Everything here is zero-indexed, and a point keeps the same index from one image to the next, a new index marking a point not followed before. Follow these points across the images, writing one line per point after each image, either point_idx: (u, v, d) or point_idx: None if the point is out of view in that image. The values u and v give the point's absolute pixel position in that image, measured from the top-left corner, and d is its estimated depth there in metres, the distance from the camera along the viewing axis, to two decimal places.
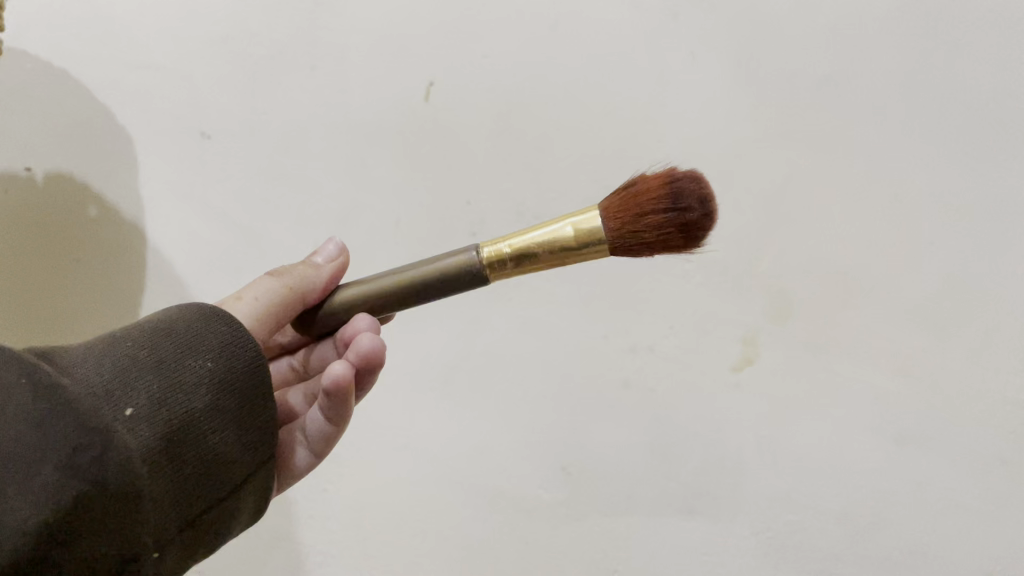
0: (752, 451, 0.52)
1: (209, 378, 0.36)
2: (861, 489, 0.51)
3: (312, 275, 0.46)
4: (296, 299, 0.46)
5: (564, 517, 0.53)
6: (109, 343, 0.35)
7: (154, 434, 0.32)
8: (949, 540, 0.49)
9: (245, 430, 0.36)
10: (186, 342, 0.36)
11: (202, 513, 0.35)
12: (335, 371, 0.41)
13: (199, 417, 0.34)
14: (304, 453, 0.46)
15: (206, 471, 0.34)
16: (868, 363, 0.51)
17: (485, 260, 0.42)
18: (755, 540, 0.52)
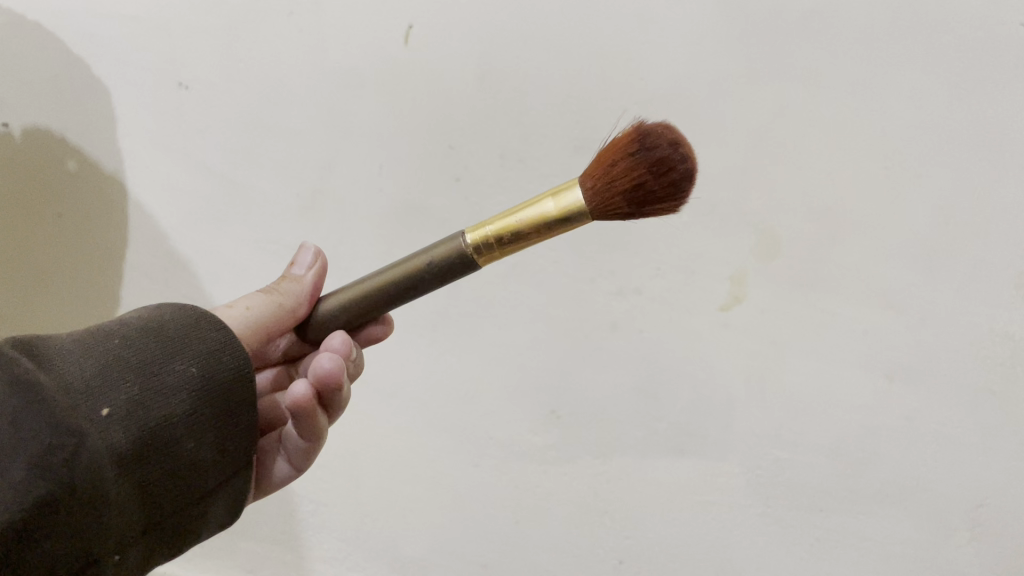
0: (743, 390, 0.52)
1: (192, 384, 0.34)
2: (850, 426, 0.50)
3: (296, 289, 0.44)
4: (287, 313, 0.43)
5: (553, 461, 0.55)
6: (93, 335, 0.33)
7: (126, 437, 0.30)
8: (940, 473, 0.49)
9: (220, 439, 0.35)
10: (177, 342, 0.34)
11: (162, 520, 0.33)
12: (295, 392, 0.40)
13: (175, 424, 0.33)
14: (284, 463, 0.47)
15: (174, 478, 0.33)
16: (861, 300, 0.49)
17: (470, 247, 0.37)
18: (745, 478, 0.52)
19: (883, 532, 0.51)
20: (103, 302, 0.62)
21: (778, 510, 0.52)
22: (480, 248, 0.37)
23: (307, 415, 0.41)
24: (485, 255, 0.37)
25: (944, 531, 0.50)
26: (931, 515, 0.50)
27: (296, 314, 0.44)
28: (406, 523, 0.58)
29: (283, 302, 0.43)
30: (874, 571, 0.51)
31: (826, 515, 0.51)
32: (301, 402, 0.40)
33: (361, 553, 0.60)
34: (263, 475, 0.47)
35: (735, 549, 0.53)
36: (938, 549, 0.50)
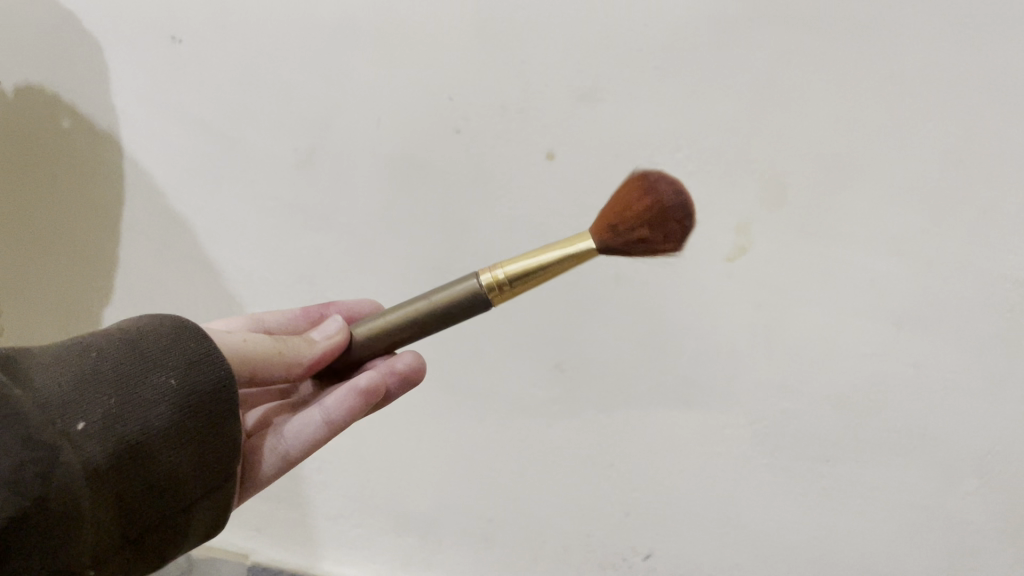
0: (747, 342, 0.51)
1: (171, 396, 0.34)
2: (858, 375, 0.50)
3: (303, 348, 0.42)
4: (281, 363, 0.41)
5: (557, 416, 0.55)
6: (70, 349, 0.33)
7: (102, 452, 0.31)
8: (948, 421, 0.49)
9: (204, 453, 0.35)
10: (155, 354, 0.35)
11: (148, 535, 0.33)
12: (369, 376, 0.43)
13: (155, 438, 0.33)
14: (273, 459, 0.43)
15: (156, 493, 0.33)
16: (868, 247, 0.48)
17: (484, 286, 0.40)
18: (752, 429, 0.52)
19: (890, 481, 0.50)
20: (102, 264, 0.62)
21: (784, 460, 0.52)
22: (494, 288, 0.40)
23: (366, 404, 0.43)
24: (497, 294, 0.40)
25: (951, 480, 0.49)
26: (939, 463, 0.49)
27: (289, 371, 0.42)
28: (411, 479, 0.58)
29: (281, 350, 0.41)
30: (880, 519, 0.51)
31: (833, 465, 0.51)
32: (371, 388, 0.43)
33: (367, 509, 0.59)
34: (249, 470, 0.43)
35: (742, 499, 0.53)
36: (945, 497, 0.50)
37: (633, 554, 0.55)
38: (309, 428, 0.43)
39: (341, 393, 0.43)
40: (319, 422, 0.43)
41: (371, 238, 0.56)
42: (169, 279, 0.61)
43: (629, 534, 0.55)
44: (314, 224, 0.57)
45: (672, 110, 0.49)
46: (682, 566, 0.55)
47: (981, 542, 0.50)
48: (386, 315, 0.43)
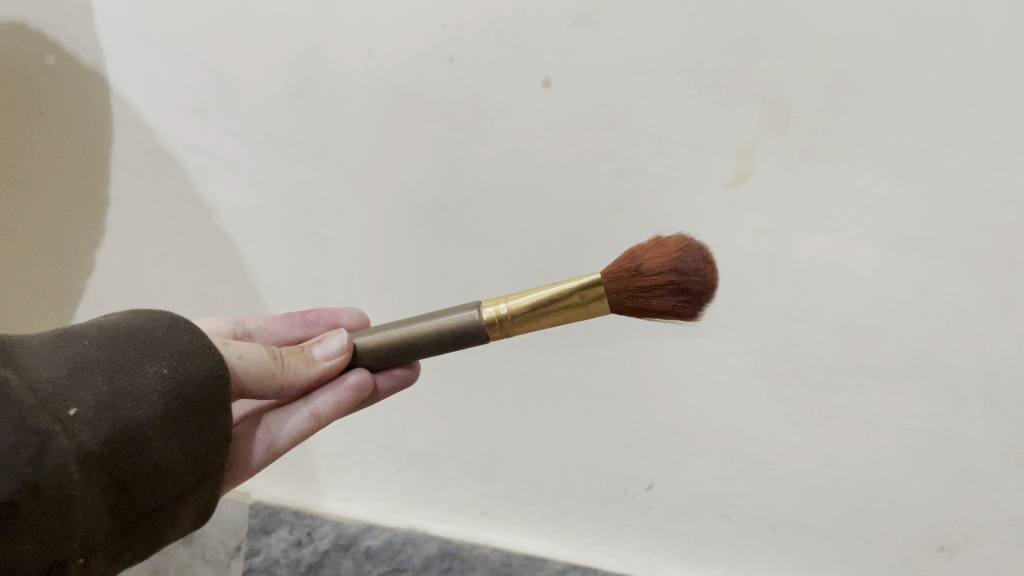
0: (749, 268, 0.50)
1: (164, 384, 0.35)
2: (861, 300, 0.49)
3: (299, 372, 0.43)
4: (274, 381, 0.42)
5: (556, 346, 0.54)
6: (64, 338, 0.34)
7: (95, 436, 0.32)
8: (952, 345, 0.48)
9: (196, 442, 0.36)
10: (147, 345, 0.36)
11: (139, 522, 0.34)
12: (357, 377, 0.43)
13: (147, 425, 0.34)
14: (259, 450, 0.45)
15: (148, 479, 0.34)
16: (873, 170, 0.47)
17: (485, 321, 0.40)
18: (753, 356, 0.51)
19: (894, 406, 0.49)
20: (89, 206, 0.60)
21: (788, 388, 0.51)
22: (495, 322, 0.40)
23: (353, 401, 0.43)
24: (498, 329, 0.40)
25: (956, 405, 0.48)
26: (943, 388, 0.49)
27: (280, 389, 0.43)
28: (412, 415, 0.58)
29: (274, 370, 0.42)
30: (883, 445, 0.50)
31: (836, 392, 0.50)
32: (361, 387, 0.43)
33: (368, 446, 0.59)
34: (238, 462, 0.44)
35: (744, 429, 0.52)
36: (950, 421, 0.49)
37: (634, 485, 0.54)
38: (295, 420, 0.44)
39: (330, 393, 0.43)
40: (306, 417, 0.44)
41: (362, 173, 0.54)
42: (158, 220, 0.59)
43: (629, 466, 0.54)
44: (305, 158, 0.55)
45: (671, 32, 0.47)
46: (683, 499, 0.53)
47: (986, 468, 0.49)
48: (384, 331, 0.43)
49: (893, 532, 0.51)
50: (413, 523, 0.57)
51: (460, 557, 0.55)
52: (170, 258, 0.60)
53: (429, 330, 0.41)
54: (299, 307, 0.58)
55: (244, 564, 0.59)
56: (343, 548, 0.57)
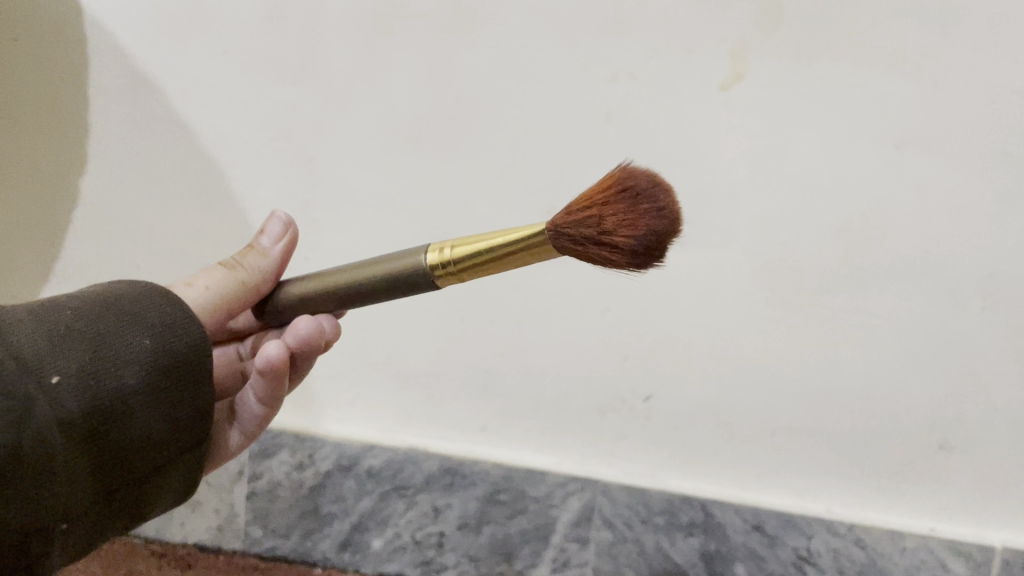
0: (745, 172, 0.49)
1: (147, 358, 0.33)
2: (858, 201, 0.48)
3: (262, 264, 0.43)
4: (250, 288, 0.43)
5: (552, 263, 0.53)
6: (53, 303, 0.32)
7: (75, 409, 0.30)
8: (951, 243, 0.47)
9: (176, 420, 0.34)
10: (135, 314, 0.34)
11: (114, 498, 0.33)
12: (268, 353, 0.41)
13: (128, 399, 0.32)
14: (237, 436, 0.48)
15: (125, 453, 0.33)
16: (871, 66, 0.46)
17: (428, 266, 0.36)
18: (749, 263, 0.50)
19: (893, 307, 0.49)
20: (68, 135, 0.58)
21: (786, 293, 0.50)
22: (440, 268, 0.36)
23: (278, 379, 0.42)
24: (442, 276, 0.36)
25: (955, 303, 0.48)
26: (941, 288, 0.48)
27: (261, 289, 0.43)
28: (409, 335, 0.57)
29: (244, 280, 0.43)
30: (881, 347, 0.50)
31: (834, 296, 0.49)
32: (271, 364, 0.41)
33: (365, 367, 0.58)
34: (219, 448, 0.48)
35: (742, 336, 0.51)
36: (949, 321, 0.48)
37: (633, 396, 0.53)
38: (251, 406, 0.46)
39: (258, 379, 0.43)
40: (256, 404, 0.46)
41: (345, 90, 0.53)
42: (139, 145, 0.57)
43: (629, 378, 0.53)
44: (287, 77, 0.53)
45: None
46: (682, 407, 0.53)
47: (985, 366, 0.48)
48: (329, 276, 0.39)
49: (892, 433, 0.50)
50: (413, 441, 0.57)
51: (461, 473, 0.56)
52: (148, 184, 0.57)
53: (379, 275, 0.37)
54: None
55: (248, 487, 0.59)
56: (346, 468, 0.57)
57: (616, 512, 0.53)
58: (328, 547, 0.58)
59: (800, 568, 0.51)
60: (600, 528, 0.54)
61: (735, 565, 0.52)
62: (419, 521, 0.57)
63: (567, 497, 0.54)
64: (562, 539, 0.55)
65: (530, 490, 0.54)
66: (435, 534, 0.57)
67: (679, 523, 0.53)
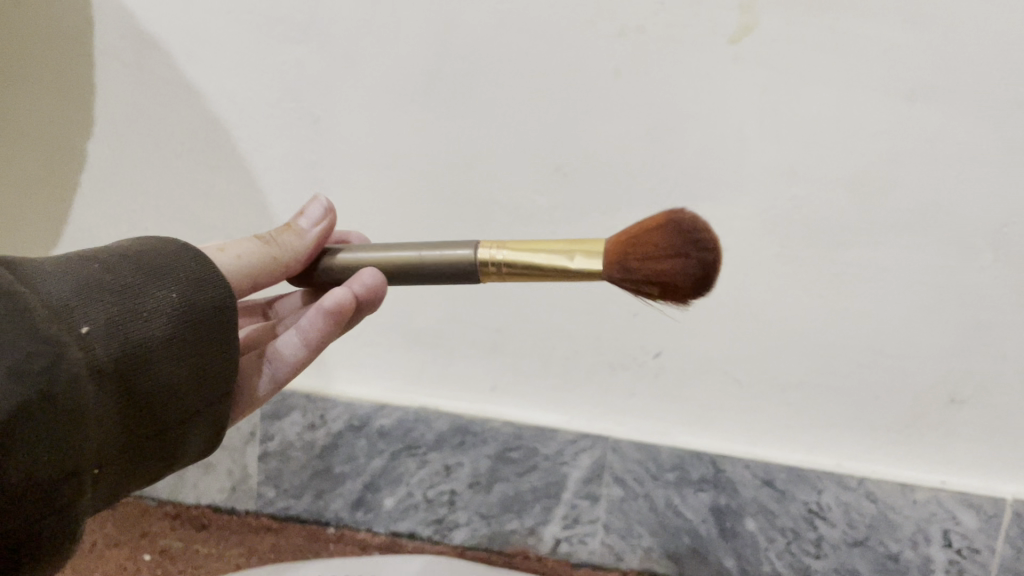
0: (755, 125, 0.48)
1: (174, 309, 0.34)
2: (868, 153, 0.47)
3: (296, 245, 0.42)
4: (280, 267, 0.42)
5: (561, 221, 0.52)
6: (74, 261, 0.33)
7: (107, 354, 0.31)
8: (962, 194, 0.47)
9: (202, 370, 0.35)
10: (156, 270, 0.34)
11: (142, 445, 0.33)
12: (334, 296, 0.40)
13: (156, 347, 0.33)
14: (266, 383, 0.43)
15: (157, 401, 0.33)
16: (881, 15, 0.45)
17: (481, 262, 0.39)
18: (760, 218, 0.50)
19: (903, 261, 0.49)
20: (79, 100, 0.58)
21: (795, 249, 0.50)
22: (492, 266, 0.39)
23: (334, 325, 0.41)
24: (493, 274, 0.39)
25: (965, 255, 0.48)
26: (952, 240, 0.48)
27: (290, 269, 0.42)
28: (417, 296, 0.56)
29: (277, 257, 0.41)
30: (891, 300, 0.49)
31: (844, 250, 0.49)
32: (335, 309, 0.40)
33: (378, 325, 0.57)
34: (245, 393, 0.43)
35: (752, 293, 0.51)
36: (959, 273, 0.48)
37: (643, 353, 0.53)
38: (292, 346, 0.43)
39: (313, 316, 0.41)
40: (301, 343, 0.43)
41: (348, 49, 0.52)
42: (145, 107, 0.57)
43: (639, 335, 0.53)
44: (290, 36, 0.53)
45: None
46: (691, 364, 0.53)
47: (996, 318, 0.48)
48: (377, 249, 0.41)
49: (902, 385, 0.50)
50: (424, 401, 0.57)
51: (473, 432, 0.56)
52: (156, 147, 0.57)
53: (434, 262, 0.40)
54: (295, 192, 0.56)
55: (261, 448, 0.59)
56: (357, 428, 0.58)
57: (627, 468, 0.54)
58: (341, 506, 0.59)
59: (811, 522, 0.52)
60: (610, 484, 0.55)
61: (746, 520, 0.53)
62: (430, 479, 0.58)
63: (578, 454, 0.55)
64: (574, 495, 0.56)
65: (541, 448, 0.55)
66: (447, 492, 0.57)
67: (690, 478, 0.54)
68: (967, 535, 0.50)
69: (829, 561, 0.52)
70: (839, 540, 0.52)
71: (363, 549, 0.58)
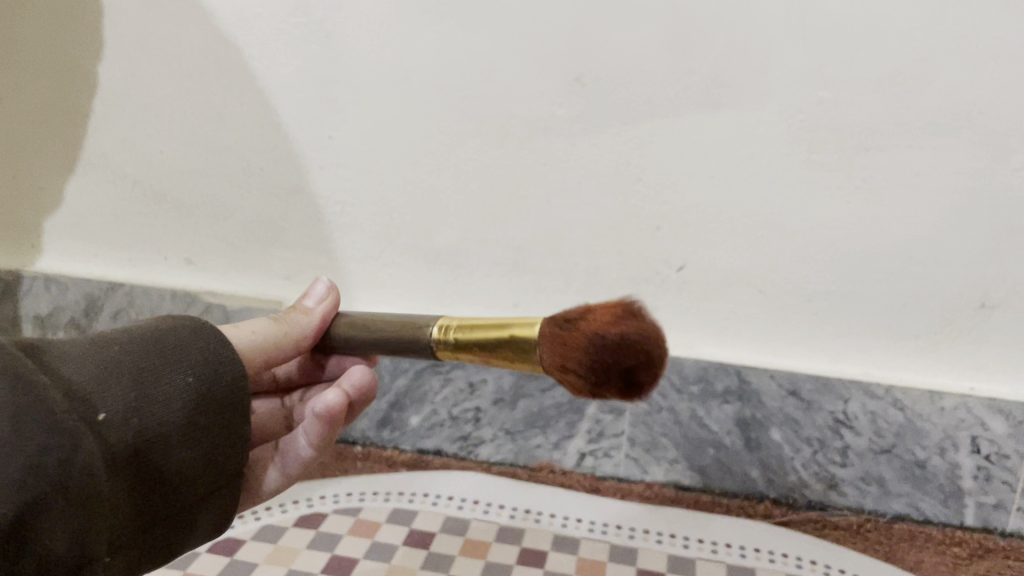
0: (782, 26, 0.46)
1: (189, 395, 0.33)
2: (899, 52, 0.45)
3: (302, 320, 0.43)
4: (289, 341, 0.42)
5: (581, 133, 0.51)
6: (97, 342, 0.32)
7: (121, 443, 0.30)
8: (998, 93, 0.45)
9: (214, 454, 0.34)
10: (175, 351, 0.34)
11: (154, 523, 0.32)
12: (326, 399, 0.42)
13: (170, 433, 0.32)
14: (276, 473, 0.45)
15: (169, 482, 0.32)
16: None
17: (434, 338, 0.38)
18: (785, 123, 0.48)
19: (934, 164, 0.47)
20: (90, 23, 0.57)
21: (822, 156, 0.48)
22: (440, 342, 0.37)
23: (331, 424, 0.42)
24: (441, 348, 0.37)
25: (999, 155, 0.46)
26: (986, 141, 0.46)
27: (300, 345, 0.43)
28: (436, 212, 0.56)
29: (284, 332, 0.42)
30: (922, 206, 0.48)
31: (872, 155, 0.47)
32: (331, 408, 0.42)
33: (397, 249, 0.57)
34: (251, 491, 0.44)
35: (777, 201, 0.50)
36: (992, 174, 0.46)
37: (666, 268, 0.53)
38: (298, 449, 0.44)
39: (310, 424, 0.43)
40: (309, 450, 0.44)
41: None
42: (155, 26, 0.55)
43: (663, 247, 0.53)
44: None
45: None
46: (717, 276, 0.52)
47: None
48: (366, 318, 0.42)
49: (931, 292, 0.49)
50: None
51: None
52: (169, 68, 0.56)
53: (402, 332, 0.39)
54: (309, 110, 0.55)
55: None
56: None
57: None
58: (367, 427, 0.58)
59: (836, 431, 0.52)
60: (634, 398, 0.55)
61: (771, 431, 0.53)
62: (454, 398, 0.57)
63: None
64: (597, 411, 0.55)
65: None
66: (471, 409, 0.57)
67: (714, 391, 0.53)
68: (994, 440, 0.50)
69: (854, 469, 0.52)
70: (865, 448, 0.52)
71: (391, 465, 0.58)
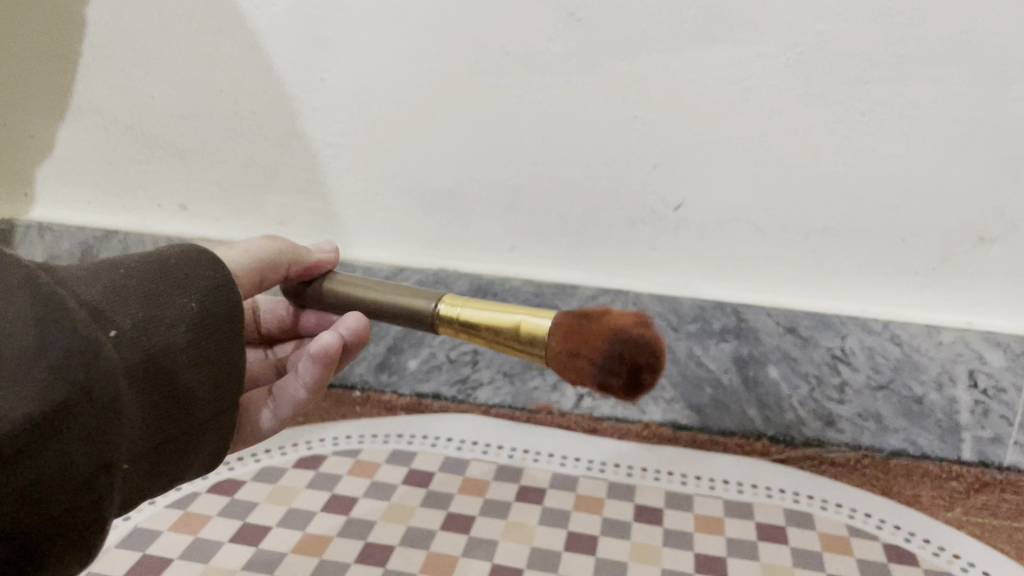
0: None
1: (195, 317, 0.33)
2: None
3: (299, 250, 0.44)
4: (282, 262, 0.43)
5: (575, 71, 0.50)
6: (101, 265, 0.32)
7: (133, 357, 0.30)
8: (1000, 23, 0.44)
9: (220, 377, 0.34)
10: (179, 276, 0.34)
11: (166, 445, 0.32)
12: (324, 342, 0.41)
13: (177, 353, 0.32)
14: (269, 415, 0.44)
15: (179, 401, 0.32)
16: None
17: (436, 315, 0.40)
18: (782, 56, 0.47)
19: (934, 95, 0.46)
20: None
21: (820, 89, 0.47)
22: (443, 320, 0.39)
23: (326, 368, 0.42)
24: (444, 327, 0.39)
25: (1000, 86, 0.45)
26: (988, 72, 0.45)
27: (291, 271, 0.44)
28: (431, 154, 0.55)
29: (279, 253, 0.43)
30: (921, 139, 0.47)
31: (871, 87, 0.47)
32: (327, 351, 0.41)
33: (392, 192, 0.57)
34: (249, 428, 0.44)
35: (774, 136, 0.49)
36: (992, 106, 0.46)
37: (662, 207, 0.53)
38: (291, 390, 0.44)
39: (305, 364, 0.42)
40: (304, 391, 0.43)
41: None
42: None
43: (659, 186, 0.52)
44: None
45: None
46: (714, 214, 0.52)
47: None
48: (362, 285, 0.43)
49: (929, 226, 0.49)
50: (443, 264, 0.58)
51: (493, 292, 0.57)
52: (158, 11, 0.56)
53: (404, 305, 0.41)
54: (300, 52, 0.54)
55: None
56: None
57: None
58: (366, 371, 0.59)
59: (834, 367, 0.52)
60: None
61: (768, 368, 0.54)
62: (453, 341, 0.59)
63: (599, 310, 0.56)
64: None
65: (562, 305, 0.56)
66: (470, 352, 0.58)
67: (711, 330, 0.54)
68: (992, 374, 0.50)
69: (853, 406, 0.52)
70: (863, 384, 0.52)
71: (390, 410, 0.59)
